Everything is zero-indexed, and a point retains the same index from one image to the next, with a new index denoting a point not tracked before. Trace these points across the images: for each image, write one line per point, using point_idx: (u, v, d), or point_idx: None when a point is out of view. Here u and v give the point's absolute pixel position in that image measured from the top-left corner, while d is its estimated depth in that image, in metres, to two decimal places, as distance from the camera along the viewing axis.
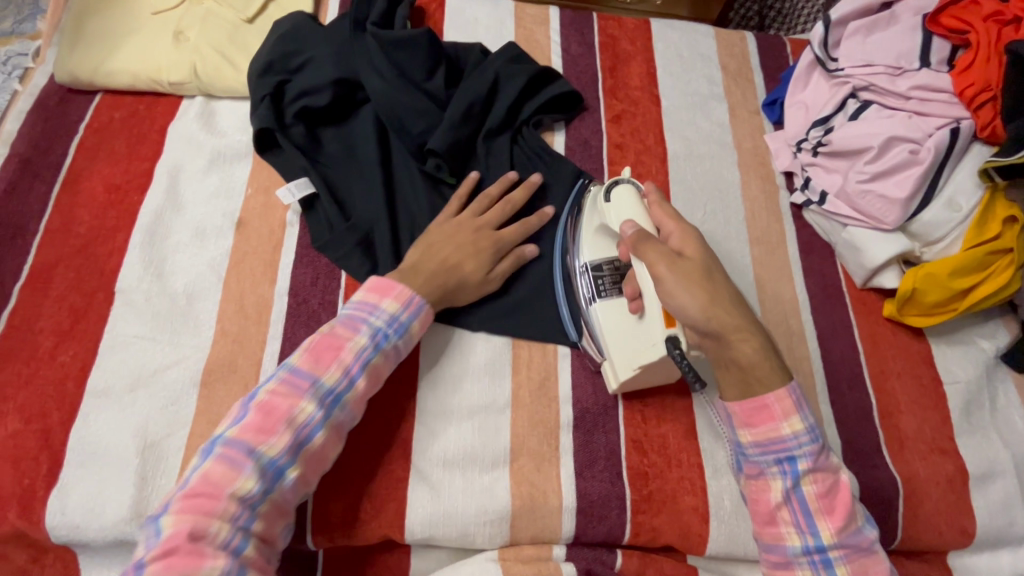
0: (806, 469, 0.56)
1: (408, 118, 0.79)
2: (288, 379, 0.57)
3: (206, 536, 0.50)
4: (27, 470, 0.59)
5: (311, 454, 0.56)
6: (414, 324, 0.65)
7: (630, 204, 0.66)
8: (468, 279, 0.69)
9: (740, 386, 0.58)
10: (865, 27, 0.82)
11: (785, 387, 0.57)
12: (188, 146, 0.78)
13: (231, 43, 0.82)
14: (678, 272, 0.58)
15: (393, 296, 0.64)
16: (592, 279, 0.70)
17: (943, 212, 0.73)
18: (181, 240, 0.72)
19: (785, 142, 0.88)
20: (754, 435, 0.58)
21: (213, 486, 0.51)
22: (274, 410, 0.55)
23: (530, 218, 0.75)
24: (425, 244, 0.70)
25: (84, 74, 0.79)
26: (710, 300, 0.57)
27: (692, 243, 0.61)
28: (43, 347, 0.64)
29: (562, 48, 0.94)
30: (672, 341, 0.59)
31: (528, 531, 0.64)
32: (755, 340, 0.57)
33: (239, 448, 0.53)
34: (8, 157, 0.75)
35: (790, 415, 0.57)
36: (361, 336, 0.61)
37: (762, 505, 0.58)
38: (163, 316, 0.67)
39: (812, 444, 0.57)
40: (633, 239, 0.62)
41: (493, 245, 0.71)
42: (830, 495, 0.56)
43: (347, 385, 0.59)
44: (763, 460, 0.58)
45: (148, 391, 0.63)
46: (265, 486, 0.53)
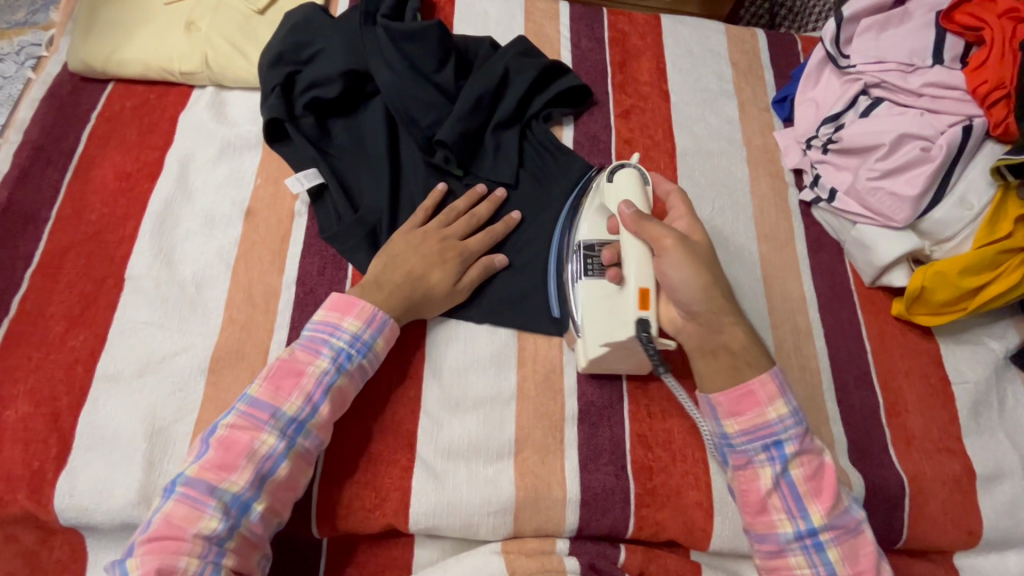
0: (793, 452, 0.59)
1: (418, 110, 0.79)
2: (247, 412, 0.57)
3: (176, 572, 0.51)
4: (36, 452, 0.60)
5: (278, 484, 0.56)
6: (379, 341, 0.64)
7: (631, 187, 0.67)
8: (434, 290, 0.68)
9: (730, 374, 0.61)
10: (877, 24, 0.82)
11: (769, 370, 0.61)
12: (199, 135, 0.78)
13: (242, 34, 0.83)
14: (688, 251, 0.61)
15: (354, 313, 0.64)
16: (583, 258, 0.69)
17: (954, 210, 0.73)
18: (190, 229, 0.73)
19: (795, 139, 0.88)
20: (741, 423, 0.60)
21: (177, 527, 0.52)
22: (233, 445, 0.56)
23: (496, 226, 0.74)
24: (388, 255, 0.69)
25: (97, 63, 0.80)
26: (709, 281, 0.61)
27: (697, 231, 0.66)
28: (53, 332, 0.65)
29: (572, 42, 0.94)
30: (641, 325, 0.61)
31: (532, 523, 0.64)
32: (743, 325, 0.63)
33: (199, 487, 0.54)
34: (22, 144, 0.76)
35: (775, 399, 0.60)
36: (322, 359, 0.61)
37: (752, 495, 0.60)
38: (172, 303, 0.68)
39: (796, 427, 0.60)
40: (635, 215, 0.64)
41: (459, 255, 0.70)
42: (817, 477, 0.59)
43: (310, 412, 0.59)
44: (750, 448, 0.60)
45: (156, 377, 0.64)
46: (231, 522, 0.54)
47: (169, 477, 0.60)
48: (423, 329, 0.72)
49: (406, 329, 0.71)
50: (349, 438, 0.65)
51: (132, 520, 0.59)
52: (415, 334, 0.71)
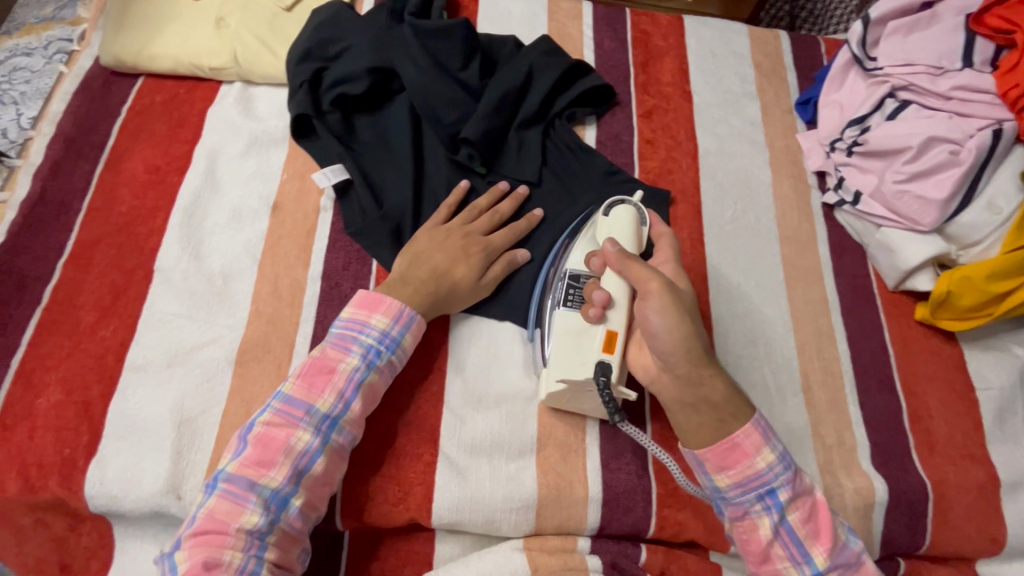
0: (788, 499, 0.56)
1: (443, 108, 0.79)
2: (282, 409, 0.58)
3: (221, 565, 0.51)
4: (68, 439, 0.61)
5: (315, 479, 0.57)
6: (407, 337, 0.65)
7: (624, 228, 0.67)
8: (459, 285, 0.68)
9: (715, 426, 0.58)
10: (905, 26, 0.81)
11: (751, 420, 0.58)
12: (227, 130, 0.79)
13: (270, 31, 0.84)
14: (671, 298, 0.58)
15: (382, 310, 0.64)
16: (566, 287, 0.66)
17: (983, 215, 0.73)
18: (218, 222, 0.73)
19: (818, 141, 0.87)
20: (732, 477, 0.57)
21: (221, 522, 0.53)
22: (271, 441, 0.56)
23: (519, 222, 0.74)
24: (412, 253, 0.69)
25: (128, 57, 0.81)
26: (692, 331, 0.58)
27: (681, 279, 0.63)
28: (85, 321, 0.66)
29: (595, 42, 0.94)
30: (600, 368, 0.61)
31: (553, 520, 0.64)
32: (724, 377, 0.59)
33: (241, 483, 0.54)
34: (55, 137, 0.77)
35: (762, 448, 0.57)
36: (352, 357, 0.62)
37: (754, 544, 0.57)
38: (200, 295, 0.68)
39: (787, 472, 0.57)
40: (618, 254, 0.62)
41: (483, 250, 0.71)
42: (813, 519, 0.57)
43: (343, 408, 0.60)
44: (745, 500, 0.57)
45: (184, 368, 0.65)
46: (271, 517, 0.54)
47: (196, 467, 0.61)
48: (447, 325, 0.72)
49: (430, 325, 0.72)
50: (373, 432, 0.66)
51: (161, 508, 0.59)
52: (438, 331, 0.72)
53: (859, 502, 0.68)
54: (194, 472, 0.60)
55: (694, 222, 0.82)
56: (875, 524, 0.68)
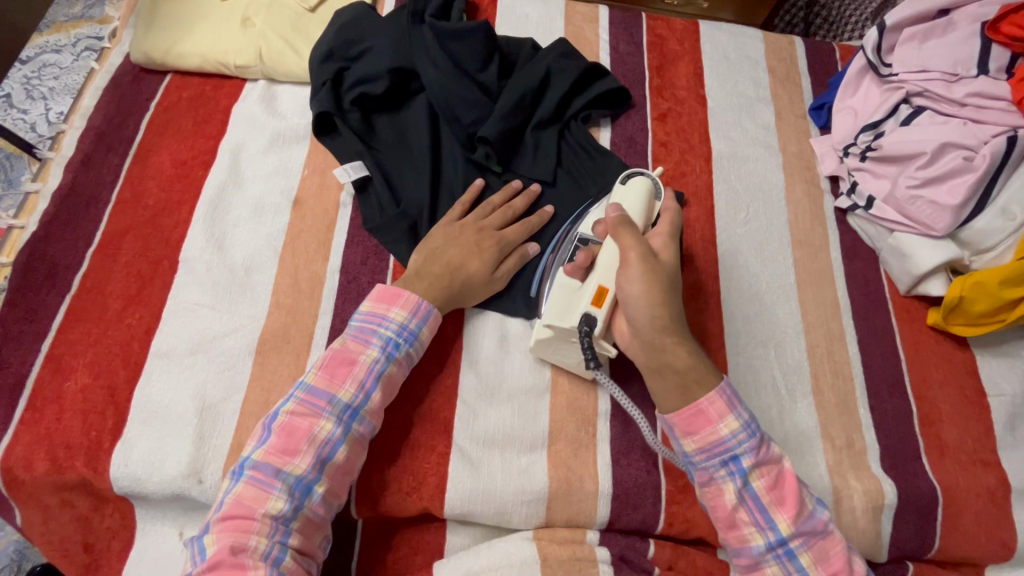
0: (751, 464, 0.56)
1: (461, 108, 0.81)
2: (305, 399, 0.59)
3: (247, 549, 0.53)
4: (94, 422, 0.62)
5: (337, 467, 0.58)
6: (424, 330, 0.66)
7: (636, 195, 0.68)
8: (473, 278, 0.70)
9: (679, 393, 0.58)
10: (921, 33, 0.82)
11: (716, 387, 0.57)
12: (251, 126, 0.81)
13: (295, 31, 0.86)
14: (645, 265, 0.59)
15: (400, 304, 0.66)
16: (574, 247, 0.69)
17: (996, 221, 0.73)
18: (240, 216, 0.75)
19: (831, 146, 0.88)
20: (697, 442, 0.57)
21: (247, 507, 0.54)
22: (295, 430, 0.58)
23: (532, 218, 0.76)
24: (428, 248, 0.71)
25: (157, 55, 0.84)
26: (662, 300, 0.58)
27: (670, 250, 0.62)
28: (112, 309, 0.68)
29: (611, 46, 0.96)
30: (585, 320, 0.62)
31: (564, 513, 0.65)
32: (690, 348, 0.58)
33: (266, 470, 0.56)
34: (85, 131, 0.80)
35: (726, 416, 0.57)
36: (372, 349, 0.63)
37: (719, 510, 0.57)
38: (223, 286, 0.70)
39: (751, 440, 0.56)
40: (615, 220, 0.63)
41: (497, 244, 0.72)
42: (778, 487, 0.56)
43: (363, 399, 0.61)
44: (710, 465, 0.57)
45: (206, 356, 0.66)
46: (295, 503, 0.56)
47: (217, 452, 0.62)
48: (461, 320, 0.73)
49: (444, 320, 0.73)
50: (390, 423, 0.67)
51: (182, 491, 0.61)
52: (453, 325, 0.73)
53: (868, 504, 0.68)
54: (215, 457, 0.62)
55: (706, 224, 0.82)
56: (884, 526, 0.69)
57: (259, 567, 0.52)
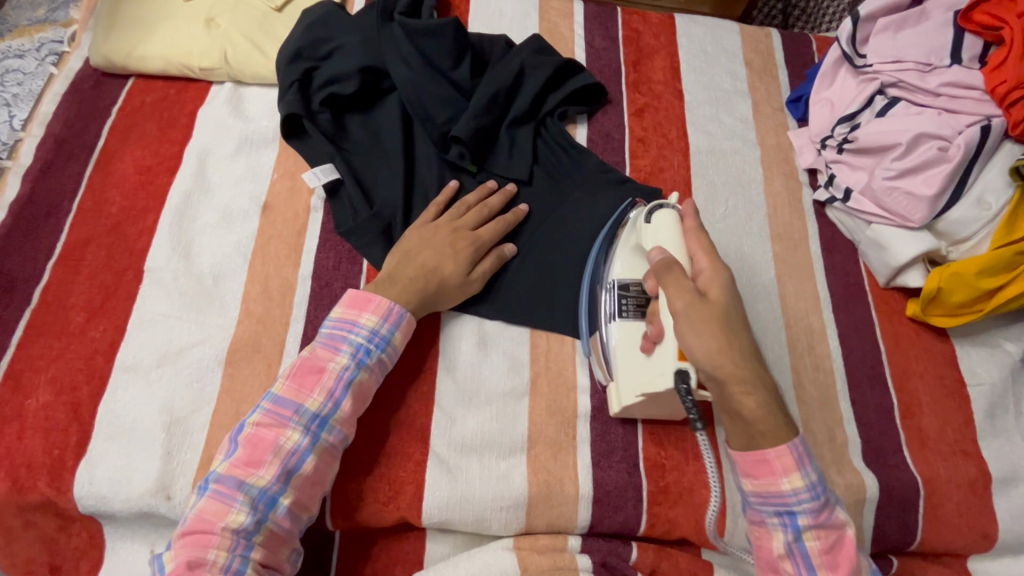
0: (808, 523, 0.55)
1: (433, 107, 0.79)
2: (271, 409, 0.58)
3: (205, 564, 0.52)
4: (57, 440, 0.61)
5: (304, 479, 0.57)
6: (397, 335, 0.65)
7: (668, 230, 0.64)
8: (448, 281, 0.68)
9: (745, 436, 0.56)
10: (895, 23, 0.81)
11: (788, 441, 0.55)
12: (217, 130, 0.79)
13: (261, 31, 0.84)
14: (695, 315, 0.56)
15: (371, 309, 0.64)
16: (617, 297, 0.67)
17: (972, 210, 0.73)
18: (208, 222, 0.73)
19: (810, 138, 0.87)
20: (756, 486, 0.56)
21: (208, 521, 0.53)
22: (260, 441, 0.56)
23: (507, 216, 0.74)
24: (401, 252, 0.69)
25: (118, 58, 0.81)
26: (726, 347, 0.55)
27: (719, 284, 0.58)
28: (75, 322, 0.66)
29: (586, 41, 0.94)
30: (680, 376, 0.57)
31: (544, 518, 0.64)
32: (760, 395, 0.55)
33: (229, 483, 0.55)
34: (44, 138, 0.77)
35: (791, 471, 0.55)
36: (342, 356, 0.62)
37: (764, 551, 0.57)
38: (191, 295, 0.68)
39: (812, 501, 0.55)
40: (661, 264, 0.60)
41: (472, 245, 0.70)
42: (833, 551, 0.56)
43: (332, 407, 0.60)
44: (763, 510, 0.57)
45: (174, 367, 0.65)
46: (257, 516, 0.54)
47: (187, 467, 0.61)
48: (436, 324, 0.72)
49: (418, 324, 0.72)
50: (364, 431, 0.66)
51: (150, 508, 0.59)
52: (429, 330, 0.72)
53: (850, 498, 0.68)
54: (184, 472, 0.60)
55: None
56: (866, 520, 0.68)
57: None
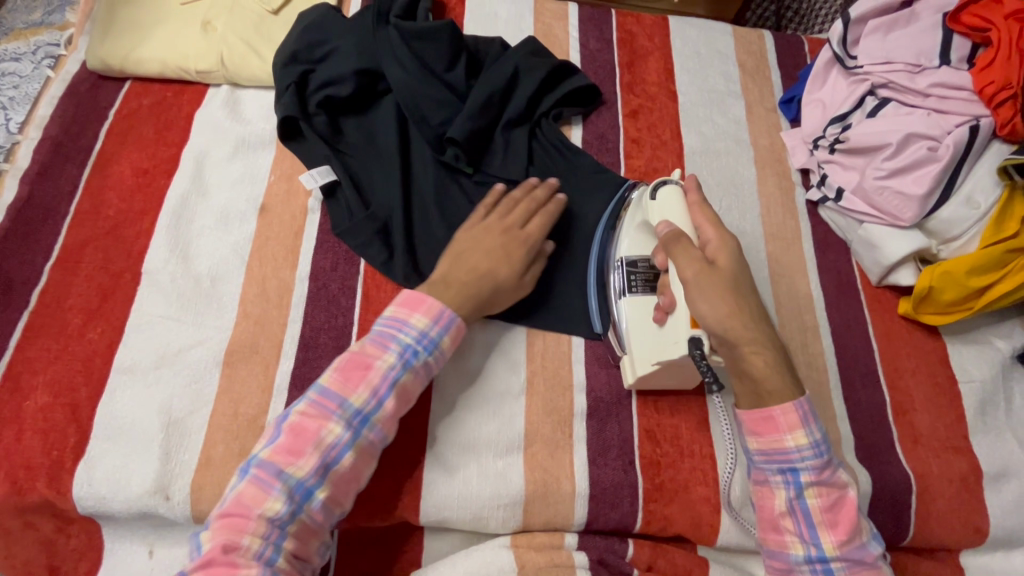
0: (810, 481, 0.57)
1: (429, 109, 0.80)
2: (317, 401, 0.58)
3: (239, 549, 0.52)
4: (55, 441, 0.61)
5: (340, 475, 0.57)
6: (445, 340, 0.64)
7: (674, 204, 0.66)
8: (503, 284, 0.67)
9: (753, 395, 0.59)
10: (885, 25, 0.82)
11: (795, 398, 0.57)
12: (214, 132, 0.80)
13: (257, 34, 0.84)
14: (704, 281, 0.59)
15: (422, 311, 0.63)
16: (626, 273, 0.70)
17: (961, 209, 0.73)
18: (205, 224, 0.74)
19: (802, 139, 0.88)
20: (761, 444, 0.58)
21: (246, 506, 0.53)
22: (303, 431, 0.56)
23: (551, 207, 0.73)
24: (453, 253, 0.68)
25: (115, 61, 0.82)
26: (734, 310, 0.58)
27: (726, 253, 0.61)
28: (72, 324, 0.66)
29: (581, 43, 0.95)
30: (694, 343, 0.59)
31: (541, 516, 0.65)
32: (768, 353, 0.58)
33: (270, 470, 0.55)
34: (41, 141, 0.77)
35: (795, 429, 0.57)
36: (389, 354, 0.61)
37: (766, 511, 0.59)
38: (188, 297, 0.69)
39: (815, 458, 0.57)
40: (670, 234, 0.63)
41: (523, 245, 0.69)
42: (835, 509, 0.57)
43: (375, 406, 0.59)
44: (766, 468, 0.58)
45: (172, 369, 0.65)
46: (293, 507, 0.54)
47: (185, 468, 0.61)
48: None
49: None
50: None
51: (149, 509, 0.60)
52: None
53: None
54: (182, 473, 0.61)
55: None
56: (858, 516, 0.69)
57: (250, 568, 0.51)
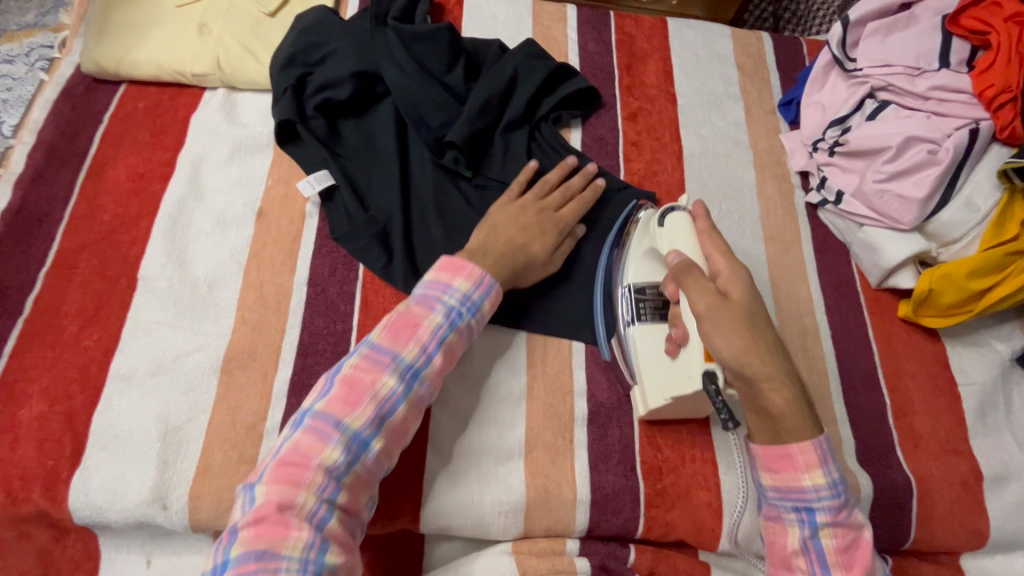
0: (826, 521, 0.55)
1: (427, 112, 0.79)
2: (369, 355, 0.58)
3: (293, 507, 0.51)
4: (51, 451, 0.60)
5: (394, 427, 0.57)
6: (486, 303, 0.65)
7: (683, 232, 0.65)
8: (535, 259, 0.70)
9: (770, 431, 0.57)
10: (884, 27, 0.82)
11: (814, 437, 0.55)
12: (210, 136, 0.79)
13: (254, 36, 0.84)
14: (718, 315, 0.57)
15: (463, 275, 0.64)
16: (633, 300, 0.68)
17: (961, 212, 0.73)
18: (202, 229, 0.73)
19: (801, 141, 0.88)
20: (775, 480, 0.57)
21: (304, 455, 0.53)
22: (358, 383, 0.56)
23: (586, 194, 0.76)
24: (489, 226, 0.70)
25: (110, 64, 0.81)
26: (750, 345, 0.56)
27: (739, 283, 0.59)
28: (68, 331, 0.65)
29: (579, 45, 0.95)
30: (709, 378, 0.58)
31: (542, 522, 0.64)
32: (787, 389, 0.56)
33: (327, 421, 0.54)
34: (35, 145, 0.76)
35: (813, 468, 0.55)
36: (435, 314, 0.62)
37: (778, 547, 0.57)
38: (185, 303, 0.68)
39: (832, 499, 0.55)
40: (681, 266, 0.61)
41: (556, 226, 0.72)
42: (850, 550, 0.55)
43: (425, 361, 0.60)
44: (780, 504, 0.57)
45: (169, 376, 0.64)
46: (351, 457, 0.54)
47: (183, 476, 0.60)
48: None
49: None
50: None
51: (146, 518, 0.59)
52: None
53: None
54: (180, 481, 0.60)
55: None
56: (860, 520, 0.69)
57: (303, 529, 0.50)
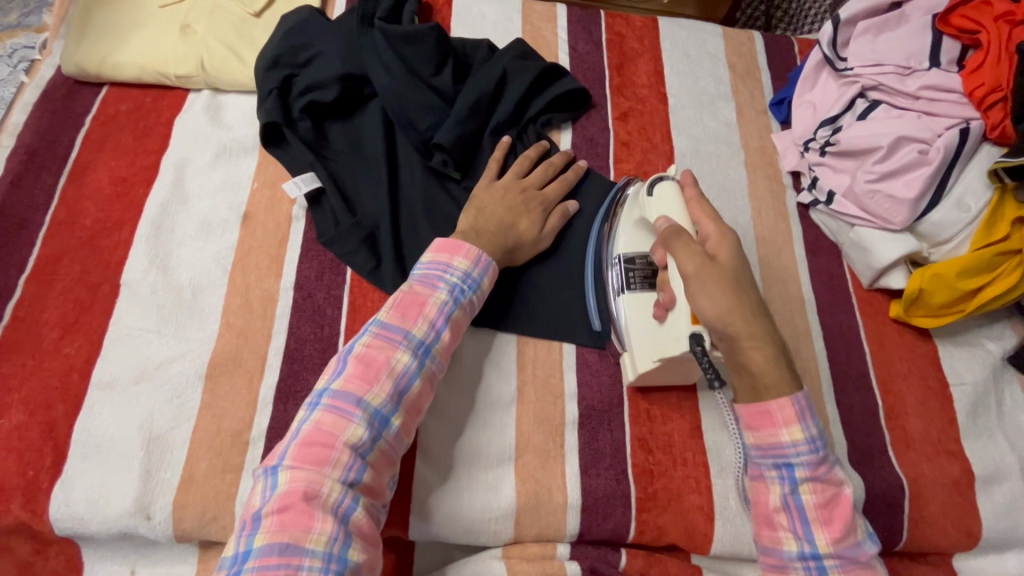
0: (805, 476, 0.55)
1: (415, 113, 0.78)
2: (380, 333, 0.59)
3: (319, 497, 0.50)
4: (31, 461, 0.59)
5: (411, 401, 0.58)
6: (486, 280, 0.66)
7: (672, 200, 0.65)
8: (524, 237, 0.71)
9: (751, 389, 0.57)
10: (874, 26, 0.82)
11: (794, 395, 0.55)
12: (195, 139, 0.78)
13: (238, 37, 0.82)
14: (704, 276, 0.57)
15: (462, 254, 0.65)
16: (622, 269, 0.69)
17: (951, 213, 0.73)
18: (186, 234, 0.72)
19: (793, 141, 0.88)
20: (757, 439, 0.57)
21: (329, 433, 0.53)
22: (372, 360, 0.57)
23: (568, 174, 0.78)
24: (476, 208, 0.71)
25: (91, 66, 0.79)
26: (734, 303, 0.56)
27: (727, 247, 0.59)
28: (48, 339, 0.64)
29: (570, 45, 0.94)
30: (694, 339, 0.58)
31: (533, 528, 0.64)
32: (768, 347, 0.56)
33: (346, 399, 0.55)
34: (15, 149, 0.75)
35: (792, 423, 0.55)
36: (440, 292, 0.63)
37: (760, 505, 0.58)
38: (169, 309, 0.67)
39: (811, 454, 0.55)
40: (668, 230, 0.61)
41: (541, 205, 0.74)
42: (830, 505, 0.55)
43: (435, 336, 0.61)
44: (762, 462, 0.57)
45: (152, 384, 0.63)
46: (374, 433, 0.55)
47: (166, 486, 0.59)
48: None
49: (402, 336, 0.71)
50: None
51: (129, 529, 0.58)
52: None
53: None
54: (163, 491, 0.59)
55: None
56: None
57: (327, 520, 0.50)
